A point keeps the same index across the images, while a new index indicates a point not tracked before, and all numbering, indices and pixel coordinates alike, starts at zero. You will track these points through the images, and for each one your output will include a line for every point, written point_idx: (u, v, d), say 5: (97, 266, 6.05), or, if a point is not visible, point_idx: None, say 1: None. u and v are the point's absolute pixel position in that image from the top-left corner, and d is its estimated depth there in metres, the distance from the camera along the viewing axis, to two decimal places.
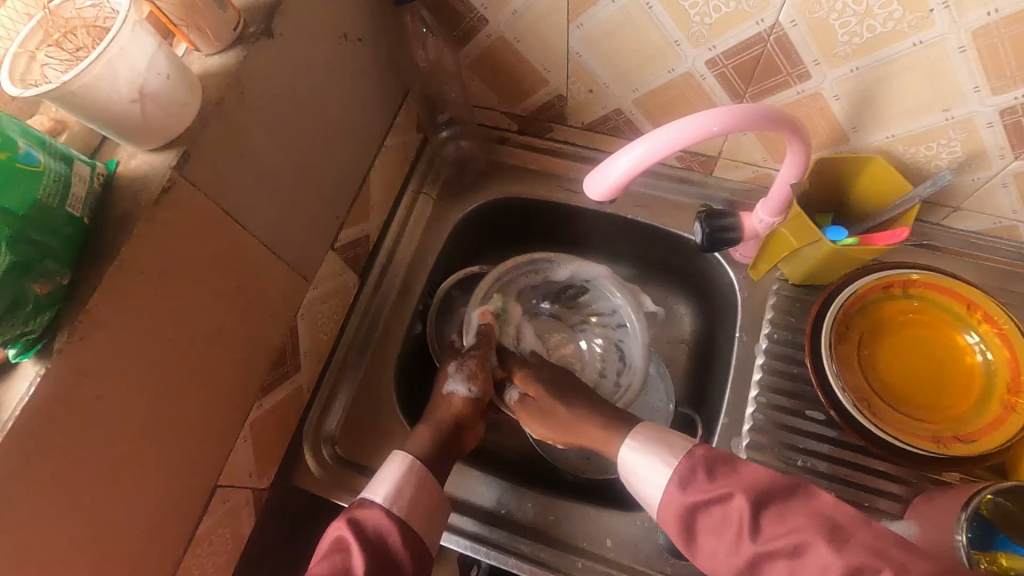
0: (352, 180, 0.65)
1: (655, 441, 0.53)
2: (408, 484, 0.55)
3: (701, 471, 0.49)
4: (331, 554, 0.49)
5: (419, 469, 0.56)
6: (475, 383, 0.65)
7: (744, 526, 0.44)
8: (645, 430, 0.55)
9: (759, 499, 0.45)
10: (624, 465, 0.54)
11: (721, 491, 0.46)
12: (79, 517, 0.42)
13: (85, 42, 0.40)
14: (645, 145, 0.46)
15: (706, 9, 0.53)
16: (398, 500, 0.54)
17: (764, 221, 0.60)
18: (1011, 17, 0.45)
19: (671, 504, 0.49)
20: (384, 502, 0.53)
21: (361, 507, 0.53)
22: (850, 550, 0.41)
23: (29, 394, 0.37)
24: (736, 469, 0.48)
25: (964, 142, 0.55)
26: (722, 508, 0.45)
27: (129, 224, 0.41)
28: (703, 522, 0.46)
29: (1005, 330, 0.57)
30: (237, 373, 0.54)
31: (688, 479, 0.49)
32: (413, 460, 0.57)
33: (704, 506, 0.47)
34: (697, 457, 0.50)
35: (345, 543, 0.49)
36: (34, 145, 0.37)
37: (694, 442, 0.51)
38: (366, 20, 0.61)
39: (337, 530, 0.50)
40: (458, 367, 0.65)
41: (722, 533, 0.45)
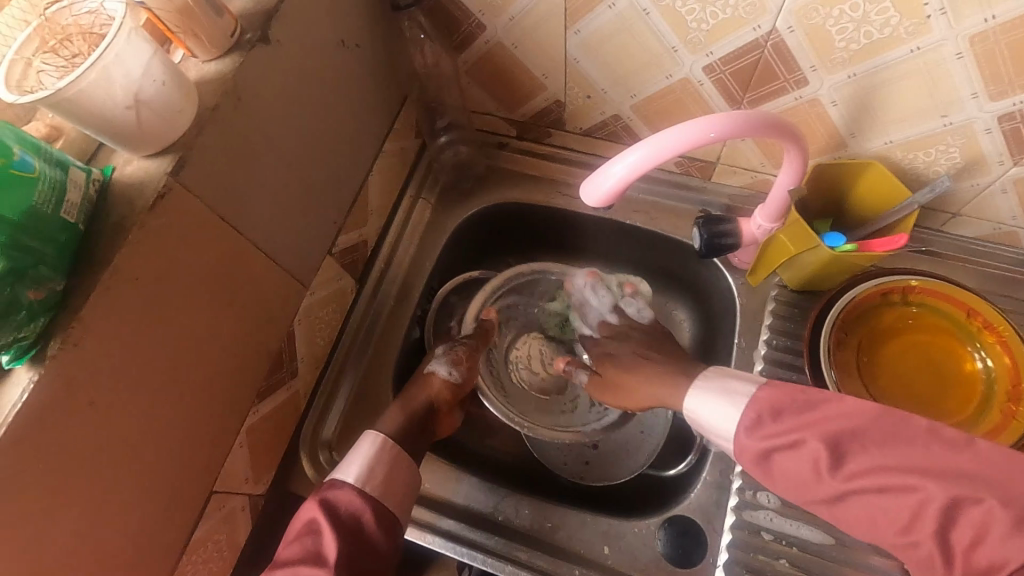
0: (350, 186, 0.65)
1: (716, 390, 0.51)
2: (380, 462, 0.56)
3: (769, 416, 0.45)
4: (302, 537, 0.49)
5: (392, 449, 0.57)
6: (458, 368, 0.66)
7: (825, 467, 0.41)
8: (707, 378, 0.53)
9: (840, 438, 0.41)
10: (693, 413, 0.52)
11: (792, 437, 0.43)
12: (74, 523, 0.42)
13: (81, 48, 0.40)
14: (642, 148, 0.46)
15: (703, 16, 0.53)
16: (372, 479, 0.55)
17: (763, 226, 0.60)
18: (1008, 23, 0.45)
19: (747, 451, 0.46)
20: (355, 482, 0.54)
21: (332, 488, 0.53)
22: (944, 480, 0.37)
23: (21, 400, 0.37)
24: (810, 405, 0.44)
25: (962, 148, 0.54)
26: (798, 452, 0.42)
27: (124, 230, 0.41)
28: (782, 462, 0.43)
29: (1006, 338, 0.56)
30: (232, 377, 0.54)
31: (756, 424, 0.46)
32: (385, 439, 0.57)
33: (777, 449, 0.44)
34: (761, 402, 0.46)
35: (317, 526, 0.50)
36: (29, 151, 0.37)
37: (759, 385, 0.48)
38: (364, 26, 0.62)
39: (310, 512, 0.51)
40: (445, 352, 0.67)
41: (801, 474, 0.42)
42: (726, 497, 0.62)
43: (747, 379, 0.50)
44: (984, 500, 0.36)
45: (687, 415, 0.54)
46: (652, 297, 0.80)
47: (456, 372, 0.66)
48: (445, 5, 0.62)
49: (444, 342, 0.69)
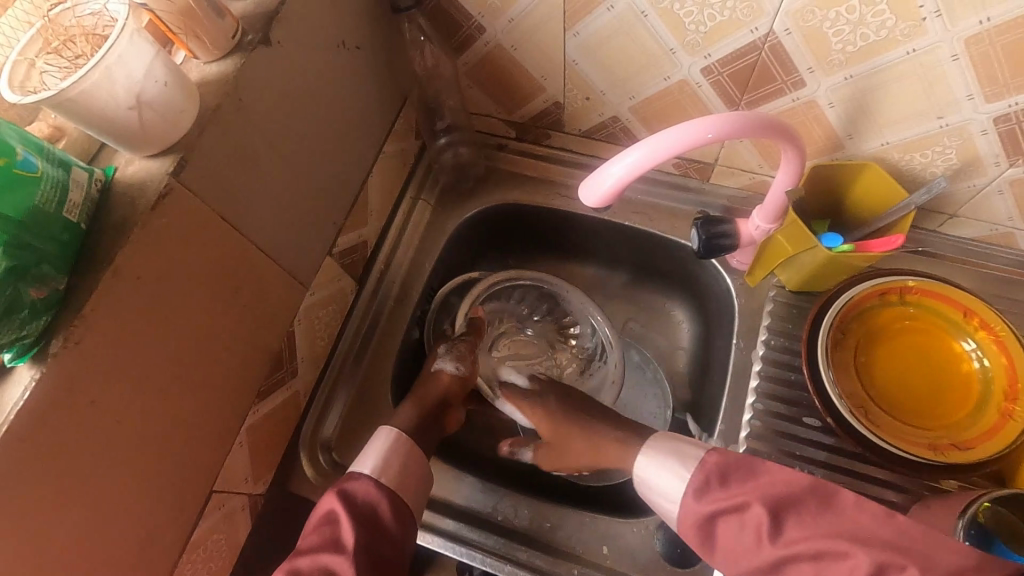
0: (350, 188, 0.65)
1: (666, 452, 0.55)
2: (396, 456, 0.57)
3: (715, 481, 0.49)
4: (321, 527, 0.51)
5: (407, 443, 0.59)
6: (464, 362, 0.66)
7: (763, 531, 0.44)
8: (658, 441, 0.57)
9: (777, 505, 0.45)
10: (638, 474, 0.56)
11: (738, 501, 0.46)
12: (74, 521, 0.42)
13: (83, 49, 0.40)
14: (639, 151, 0.47)
15: (701, 18, 0.53)
16: (387, 471, 0.56)
17: (760, 227, 0.60)
18: (1003, 25, 0.45)
19: (692, 514, 0.49)
20: (372, 474, 0.55)
21: (350, 480, 0.55)
22: (872, 547, 0.40)
23: (23, 398, 0.37)
24: (754, 475, 0.48)
25: (959, 150, 0.55)
26: (741, 516, 0.46)
27: (126, 230, 0.42)
28: (724, 527, 0.47)
29: (1002, 337, 0.57)
30: (233, 377, 0.54)
31: (704, 489, 0.50)
32: (400, 433, 0.59)
33: (722, 513, 0.47)
34: (708, 464, 0.51)
35: (335, 516, 0.51)
36: (32, 151, 0.38)
37: (705, 450, 0.52)
38: (364, 28, 0.62)
39: (329, 504, 0.52)
40: (448, 348, 0.67)
41: (742, 540, 0.45)
42: None
43: (696, 445, 0.54)
44: (906, 567, 0.39)
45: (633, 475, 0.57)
46: (651, 298, 0.80)
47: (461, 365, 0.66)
48: (445, 7, 0.62)
49: (444, 341, 0.68)
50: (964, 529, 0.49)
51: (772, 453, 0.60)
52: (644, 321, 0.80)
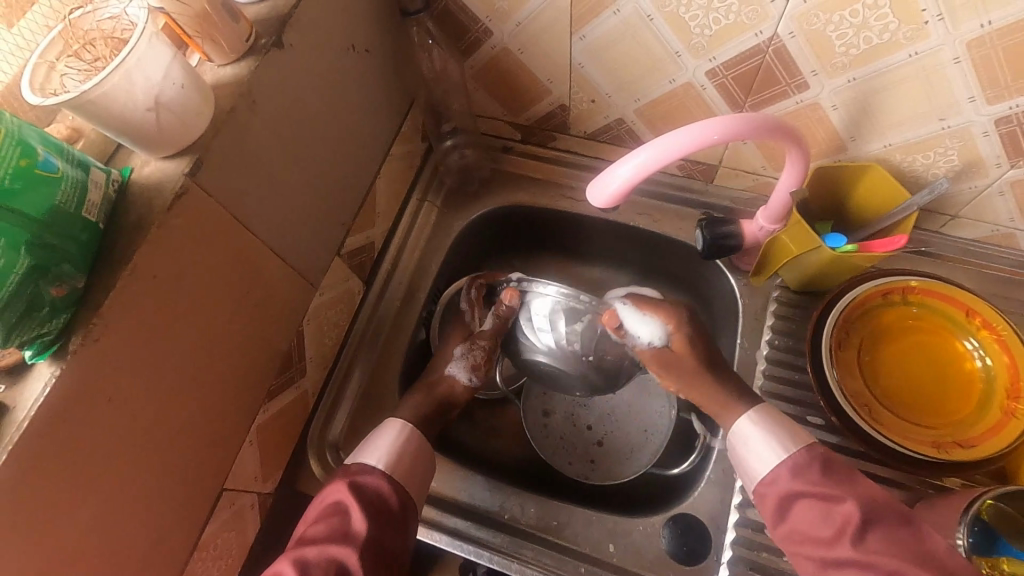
0: (358, 190, 0.66)
1: (777, 423, 0.55)
2: (408, 452, 0.58)
3: (816, 468, 0.51)
4: (330, 516, 0.52)
5: (418, 438, 0.59)
6: (477, 373, 0.66)
7: (848, 528, 0.46)
8: (768, 409, 0.56)
9: (868, 512, 0.47)
10: (735, 434, 0.56)
11: (835, 492, 0.48)
12: (90, 516, 0.43)
13: (103, 52, 0.42)
14: (648, 151, 0.48)
15: (706, 21, 0.54)
16: (397, 466, 0.57)
17: (765, 227, 0.62)
18: (1004, 29, 0.46)
19: (778, 486, 0.51)
20: (383, 467, 0.56)
21: (360, 472, 0.56)
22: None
23: (43, 395, 0.38)
24: (854, 482, 0.49)
25: (960, 151, 0.56)
26: (830, 506, 0.48)
27: (143, 229, 0.42)
28: (806, 507, 0.49)
29: (1004, 336, 0.57)
30: (244, 376, 0.55)
31: (798, 471, 0.51)
32: (411, 428, 0.59)
33: (812, 496, 0.49)
34: (816, 453, 0.52)
35: (344, 506, 0.53)
36: (53, 152, 0.38)
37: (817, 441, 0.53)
38: (373, 32, 0.63)
39: (341, 495, 0.53)
40: (467, 352, 0.66)
41: (819, 528, 0.47)
42: (730, 495, 0.63)
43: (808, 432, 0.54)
44: None
45: (727, 434, 0.58)
46: None
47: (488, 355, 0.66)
48: (453, 11, 0.63)
49: (466, 340, 0.67)
50: (966, 525, 0.50)
51: None
52: None
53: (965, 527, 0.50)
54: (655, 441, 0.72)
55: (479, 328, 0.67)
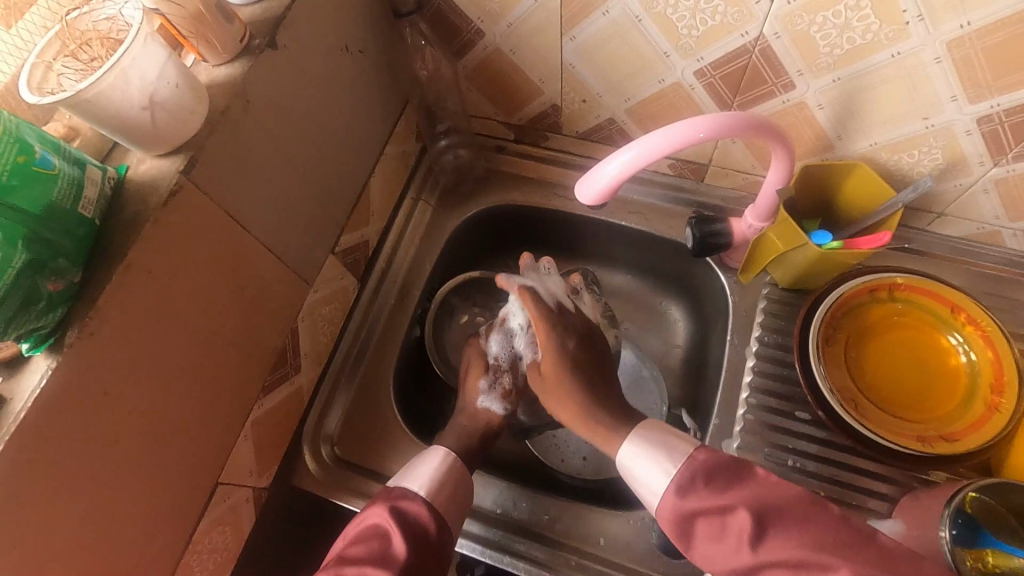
0: (352, 188, 0.67)
1: (656, 442, 0.52)
2: (448, 478, 0.56)
3: (701, 480, 0.48)
4: (369, 539, 0.50)
5: (457, 466, 0.57)
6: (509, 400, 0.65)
7: (744, 536, 0.44)
8: (646, 430, 0.53)
9: (762, 511, 0.45)
10: (622, 466, 0.53)
11: (722, 504, 0.46)
12: (87, 509, 0.44)
13: (99, 52, 0.43)
14: (633, 150, 0.49)
15: (693, 22, 0.55)
16: (438, 493, 0.55)
17: (753, 226, 0.64)
18: (983, 29, 0.47)
19: (670, 508, 0.48)
20: (424, 494, 0.54)
21: (401, 497, 0.54)
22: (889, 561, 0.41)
23: (40, 385, 0.39)
24: (742, 481, 0.47)
25: (944, 150, 0.56)
26: (724, 520, 0.45)
27: (138, 225, 0.43)
28: (704, 525, 0.46)
29: (988, 332, 0.58)
30: (238, 371, 0.56)
31: (688, 485, 0.48)
32: (453, 457, 0.58)
33: (705, 512, 0.46)
34: (697, 462, 0.49)
35: (384, 531, 0.51)
36: (49, 150, 0.39)
37: (695, 446, 0.50)
38: (367, 32, 0.64)
39: (379, 517, 0.52)
40: (491, 382, 0.65)
41: (721, 541, 0.45)
42: None
43: (686, 439, 0.51)
44: None
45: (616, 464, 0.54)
46: (648, 298, 0.81)
47: (512, 364, 0.66)
48: (446, 13, 0.64)
49: (488, 371, 0.65)
50: (948, 517, 0.50)
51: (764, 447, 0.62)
52: (640, 318, 0.81)
53: (948, 520, 0.50)
54: None
55: (492, 357, 0.66)
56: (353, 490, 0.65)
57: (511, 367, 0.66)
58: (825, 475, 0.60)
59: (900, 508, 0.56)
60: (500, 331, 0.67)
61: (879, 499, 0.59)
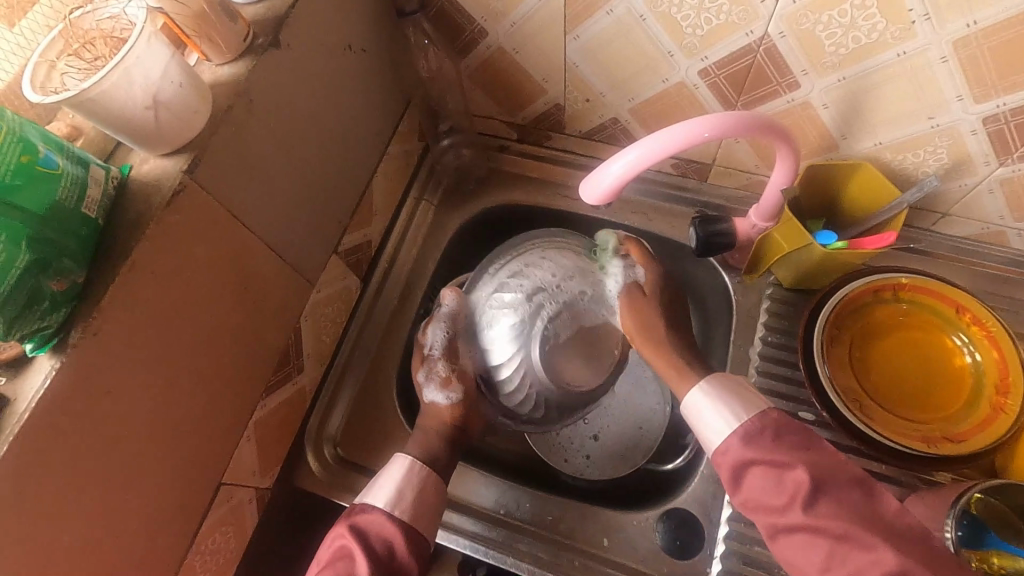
0: (355, 188, 0.67)
1: (730, 393, 0.51)
2: (408, 487, 0.54)
3: (770, 434, 0.48)
4: (336, 561, 0.50)
5: (421, 471, 0.55)
6: (452, 388, 0.60)
7: (800, 494, 0.44)
8: (721, 379, 0.53)
9: (820, 477, 0.45)
10: (689, 407, 0.53)
11: (785, 459, 0.46)
12: (91, 509, 0.44)
13: (103, 51, 0.42)
14: (638, 149, 0.49)
15: (698, 22, 0.55)
16: (400, 504, 0.53)
17: (757, 226, 0.63)
18: (989, 29, 0.46)
19: (729, 455, 0.49)
20: (384, 506, 0.53)
21: (362, 514, 0.53)
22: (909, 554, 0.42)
23: (44, 386, 0.39)
24: (810, 446, 0.47)
25: (949, 150, 0.56)
26: (782, 475, 0.46)
27: (142, 225, 0.43)
28: (759, 474, 0.47)
29: (993, 332, 0.58)
30: (241, 372, 0.55)
31: (753, 438, 0.48)
32: (413, 461, 0.56)
33: (762, 463, 0.47)
34: (769, 419, 0.49)
35: (349, 552, 0.50)
36: (53, 150, 0.39)
37: (769, 405, 0.51)
38: (370, 32, 0.64)
39: (340, 538, 0.51)
40: (427, 374, 0.61)
41: (773, 494, 0.46)
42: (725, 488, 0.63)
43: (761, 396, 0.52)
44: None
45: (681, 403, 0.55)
46: None
47: (445, 350, 0.61)
48: (449, 12, 0.64)
49: (423, 363, 0.61)
50: (954, 518, 0.50)
51: None
52: None
53: (953, 521, 0.50)
54: (652, 437, 0.73)
55: (427, 347, 0.61)
56: (356, 490, 0.64)
57: (449, 356, 0.61)
58: None
59: (905, 508, 0.56)
60: (437, 321, 0.62)
61: None
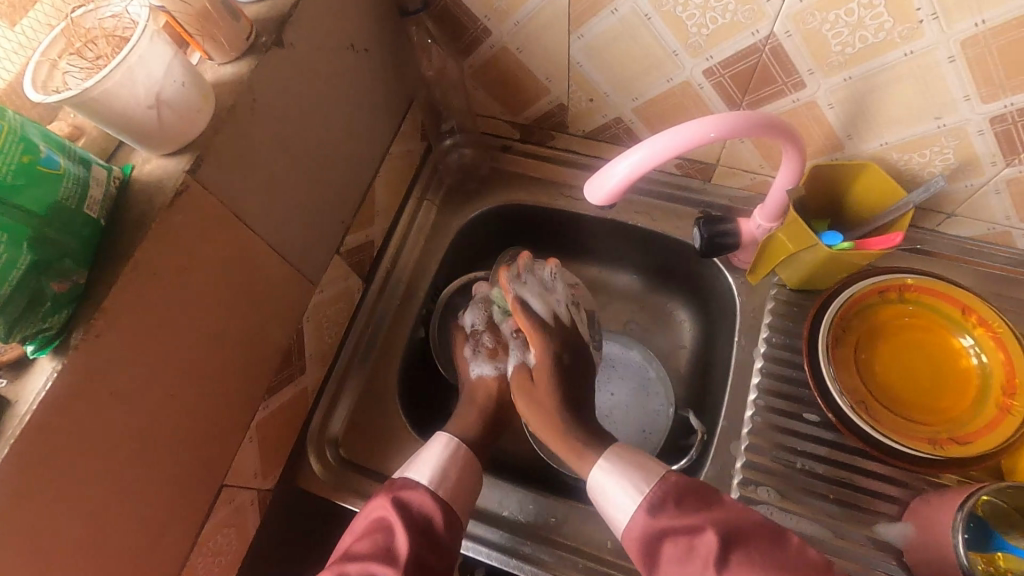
0: (357, 187, 0.67)
1: (627, 464, 0.55)
2: (453, 466, 0.58)
3: (672, 501, 0.51)
4: (373, 532, 0.52)
5: (465, 454, 0.59)
6: (498, 359, 0.69)
7: (710, 559, 0.47)
8: (617, 451, 0.56)
9: (729, 536, 0.48)
10: (593, 485, 0.56)
11: (691, 524, 0.49)
12: (92, 512, 0.43)
13: (105, 50, 0.42)
14: (643, 150, 0.48)
15: (703, 21, 0.54)
16: (443, 483, 0.56)
17: (761, 227, 0.63)
18: (998, 28, 0.46)
19: (638, 527, 0.51)
20: (428, 484, 0.56)
21: (405, 488, 0.56)
22: None
23: (45, 388, 0.38)
24: (713, 505, 0.50)
25: (956, 150, 0.56)
26: (692, 541, 0.48)
27: (144, 225, 0.43)
28: (671, 544, 0.49)
29: (1000, 333, 0.58)
30: (244, 373, 0.55)
31: (659, 506, 0.51)
32: (457, 444, 0.59)
33: (671, 533, 0.50)
34: (670, 484, 0.52)
35: (388, 523, 0.53)
36: (55, 149, 0.39)
37: (668, 469, 0.54)
38: (373, 31, 0.63)
39: (383, 510, 0.54)
40: (474, 348, 0.70)
41: (687, 562, 0.48)
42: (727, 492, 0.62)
43: (657, 463, 0.55)
44: None
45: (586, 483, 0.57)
46: (654, 298, 0.81)
47: (487, 327, 0.70)
48: (452, 11, 0.63)
49: (468, 341, 0.71)
50: (962, 521, 0.50)
51: (771, 448, 0.61)
52: (647, 319, 0.81)
53: (961, 523, 0.50)
54: (655, 438, 0.73)
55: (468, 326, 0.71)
56: (358, 492, 0.64)
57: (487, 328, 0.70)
58: (833, 477, 0.59)
59: (912, 511, 0.56)
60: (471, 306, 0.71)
61: (889, 502, 0.58)
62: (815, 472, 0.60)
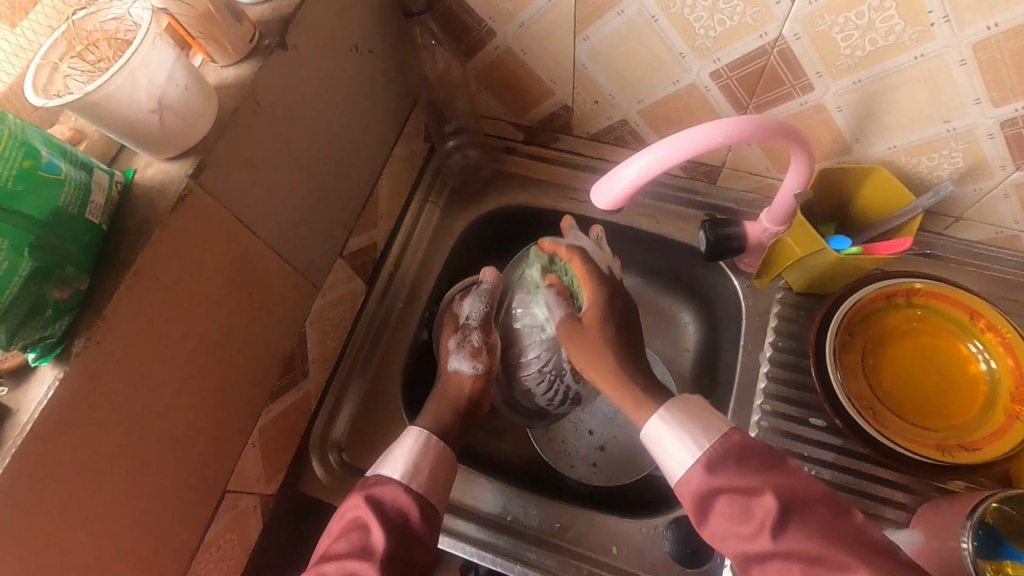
0: (361, 190, 0.66)
1: (688, 417, 0.51)
2: (424, 459, 0.56)
3: (733, 459, 0.48)
4: (349, 532, 0.50)
5: (437, 445, 0.57)
6: (479, 358, 0.64)
7: (768, 521, 0.44)
8: (680, 404, 0.52)
9: (789, 501, 0.45)
10: (649, 436, 0.52)
11: (750, 485, 0.46)
12: (93, 521, 0.43)
13: (106, 53, 0.42)
14: (654, 153, 0.48)
15: (711, 23, 0.54)
16: (417, 477, 0.55)
17: (769, 230, 0.62)
18: (1010, 31, 0.45)
19: (693, 485, 0.48)
20: (401, 478, 0.54)
21: (378, 485, 0.54)
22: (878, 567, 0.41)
23: (46, 397, 0.38)
24: (774, 468, 0.47)
25: (965, 153, 0.55)
26: (748, 501, 0.45)
27: (146, 231, 0.42)
28: (725, 502, 0.46)
29: (1008, 338, 0.57)
30: (246, 378, 0.55)
31: (717, 464, 0.48)
32: (429, 435, 0.58)
33: (728, 491, 0.46)
34: (731, 444, 0.49)
35: (363, 521, 0.51)
36: (56, 154, 0.38)
37: (730, 427, 0.50)
38: (376, 32, 0.63)
39: (356, 509, 0.52)
40: (461, 343, 0.65)
41: (741, 522, 0.45)
42: None
43: (719, 419, 0.51)
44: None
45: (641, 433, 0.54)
46: (659, 301, 0.80)
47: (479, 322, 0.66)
48: (456, 12, 0.63)
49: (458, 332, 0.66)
50: (970, 529, 0.49)
51: (779, 454, 0.61)
52: (651, 323, 0.80)
53: (970, 532, 0.49)
54: None
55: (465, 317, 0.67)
56: None
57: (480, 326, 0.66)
58: (841, 484, 0.59)
59: (919, 517, 0.55)
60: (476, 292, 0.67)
61: (895, 508, 0.58)
62: (823, 478, 0.59)
